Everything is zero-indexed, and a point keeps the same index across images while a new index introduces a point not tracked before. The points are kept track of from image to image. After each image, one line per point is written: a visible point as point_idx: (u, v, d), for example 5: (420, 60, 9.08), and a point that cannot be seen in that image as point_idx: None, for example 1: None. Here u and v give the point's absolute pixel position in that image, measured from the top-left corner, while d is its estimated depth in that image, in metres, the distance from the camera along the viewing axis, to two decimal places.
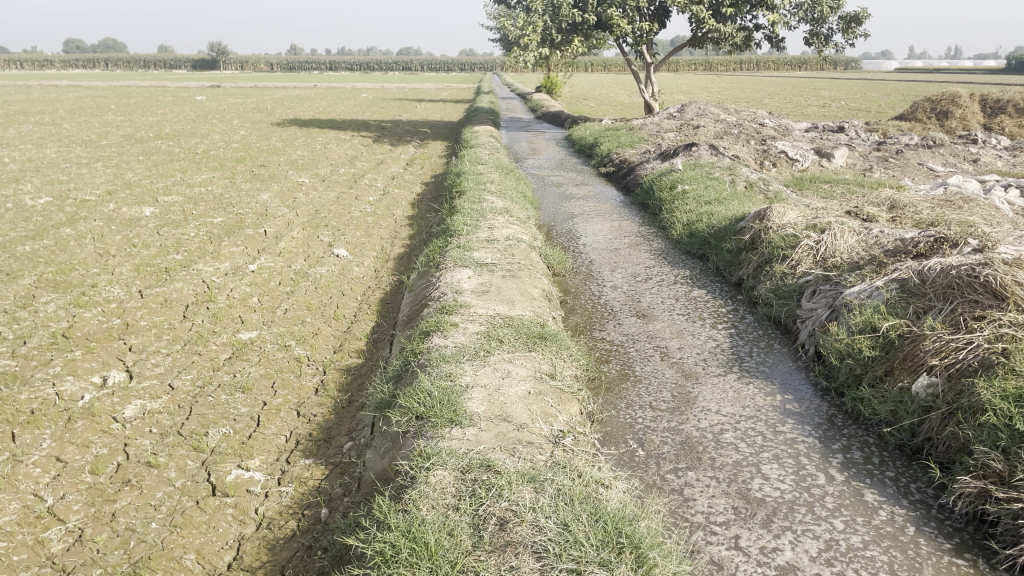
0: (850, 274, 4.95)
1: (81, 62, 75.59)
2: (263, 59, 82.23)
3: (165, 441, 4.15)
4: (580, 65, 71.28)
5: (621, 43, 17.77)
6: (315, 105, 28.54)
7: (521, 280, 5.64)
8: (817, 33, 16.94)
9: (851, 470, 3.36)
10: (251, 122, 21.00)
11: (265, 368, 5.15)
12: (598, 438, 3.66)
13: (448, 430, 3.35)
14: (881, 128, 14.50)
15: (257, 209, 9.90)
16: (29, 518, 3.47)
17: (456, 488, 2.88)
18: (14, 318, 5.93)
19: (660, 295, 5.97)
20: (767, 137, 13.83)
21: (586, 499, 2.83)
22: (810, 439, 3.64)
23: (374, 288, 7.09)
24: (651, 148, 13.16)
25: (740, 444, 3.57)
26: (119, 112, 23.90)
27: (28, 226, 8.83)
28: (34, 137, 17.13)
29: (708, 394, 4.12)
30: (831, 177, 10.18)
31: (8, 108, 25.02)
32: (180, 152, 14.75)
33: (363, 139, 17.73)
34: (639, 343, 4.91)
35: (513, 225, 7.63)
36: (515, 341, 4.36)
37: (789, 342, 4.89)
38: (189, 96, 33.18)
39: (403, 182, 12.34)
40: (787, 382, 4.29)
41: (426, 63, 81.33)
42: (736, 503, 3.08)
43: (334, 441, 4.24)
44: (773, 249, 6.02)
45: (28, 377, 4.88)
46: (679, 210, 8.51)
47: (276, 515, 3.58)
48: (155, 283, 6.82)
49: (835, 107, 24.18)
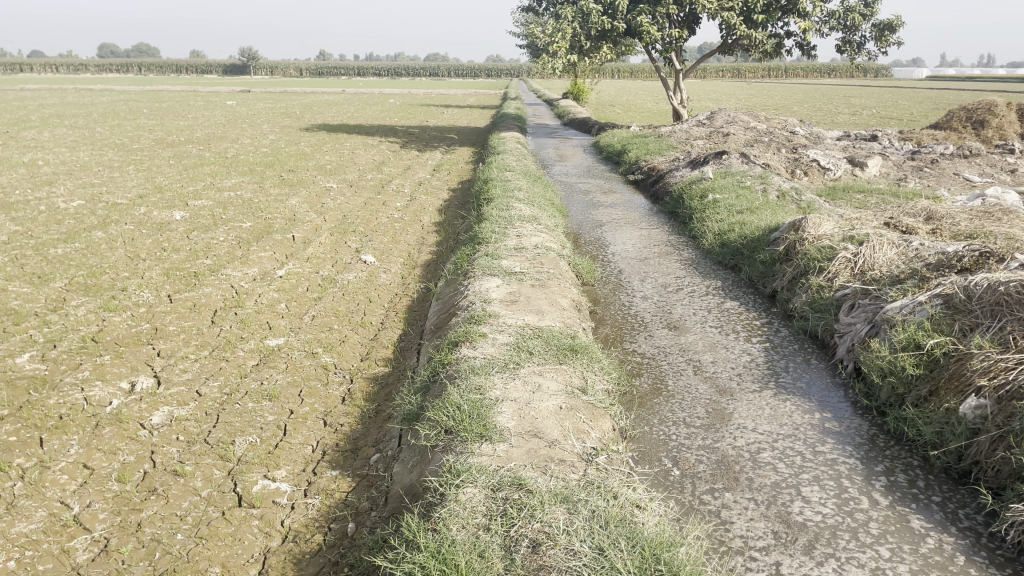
0: (891, 288, 4.81)
1: (115, 66, 76.62)
2: (292, 65, 83.08)
3: (192, 449, 4.12)
4: (608, 72, 71.39)
5: (650, 49, 17.68)
6: (342, 110, 28.62)
7: (550, 290, 5.55)
8: (849, 40, 16.71)
9: (895, 495, 3.24)
10: (280, 127, 21.13)
11: (292, 376, 5.11)
12: (632, 457, 3.57)
13: (478, 445, 3.27)
14: (915, 137, 14.23)
15: (285, 214, 9.91)
16: (55, 527, 3.44)
17: (487, 507, 2.80)
18: (45, 321, 5.97)
19: (691, 306, 5.86)
20: (798, 145, 13.63)
21: (622, 522, 2.73)
22: (851, 460, 3.53)
23: (402, 294, 7.04)
24: (680, 156, 13.02)
25: (778, 464, 3.46)
26: (150, 116, 24.11)
27: (60, 229, 8.92)
28: (68, 140, 17.41)
29: (744, 410, 4.01)
30: (865, 187, 9.97)
31: (44, 111, 25.51)
32: (211, 157, 14.86)
33: (390, 144, 17.78)
34: (670, 356, 4.82)
35: (541, 232, 7.55)
36: (545, 353, 4.27)
37: (826, 358, 4.77)
38: (219, 101, 33.14)
39: (430, 188, 12.31)
40: (825, 399, 4.17)
41: (453, 69, 81.81)
42: (776, 527, 2.98)
43: (361, 452, 4.19)
44: (809, 260, 5.88)
45: (57, 382, 4.90)
46: (710, 220, 8.37)
47: (302, 528, 3.52)
48: (184, 288, 6.83)
49: (869, 115, 23.80)
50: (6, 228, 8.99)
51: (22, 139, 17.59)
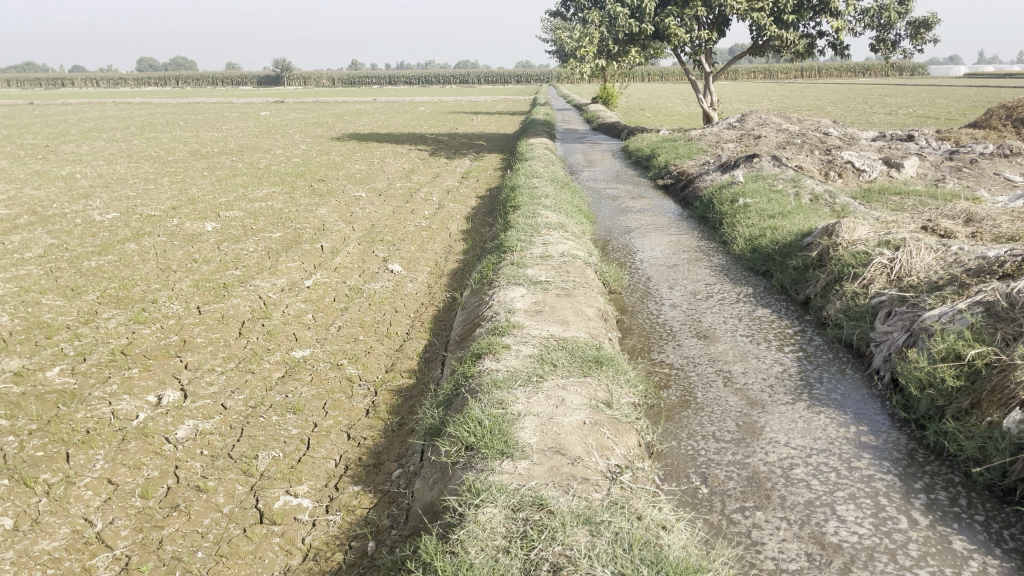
0: (929, 295, 4.64)
1: (152, 78, 78.13)
2: (325, 74, 83.99)
3: (216, 464, 4.10)
4: (638, 75, 71.22)
5: (679, 52, 17.51)
6: (373, 119, 28.80)
7: (576, 299, 5.46)
8: (884, 39, 16.39)
9: (935, 514, 3.10)
10: (311, 136, 21.28)
11: (316, 389, 5.08)
12: (659, 474, 3.47)
13: (498, 462, 3.20)
14: (953, 137, 13.89)
15: (314, 224, 9.95)
16: (77, 545, 3.43)
17: (507, 528, 2.73)
18: (76, 334, 6.03)
19: (721, 314, 5.73)
20: (832, 147, 13.38)
21: (646, 546, 2.63)
22: (889, 477, 3.39)
23: (428, 304, 7.00)
24: (710, 159, 12.85)
25: (812, 481, 3.34)
26: (186, 128, 24.50)
27: (94, 242, 9.05)
28: (105, 153, 17.71)
29: (775, 424, 3.88)
30: (902, 189, 9.74)
31: (84, 125, 25.99)
32: (243, 167, 15.02)
33: (420, 152, 17.82)
34: (700, 366, 4.70)
35: (568, 240, 7.46)
36: (569, 366, 4.19)
37: (862, 368, 4.62)
38: (253, 112, 33.64)
39: (458, 196, 12.28)
40: (861, 412, 4.03)
41: (484, 75, 82.26)
42: (810, 549, 2.87)
43: (383, 467, 4.13)
44: (843, 266, 5.71)
45: (85, 396, 4.91)
46: (741, 225, 8.20)
47: (323, 545, 3.47)
48: (213, 299, 6.86)
49: (905, 114, 23.30)
50: (42, 241, 9.14)
51: (61, 152, 17.94)
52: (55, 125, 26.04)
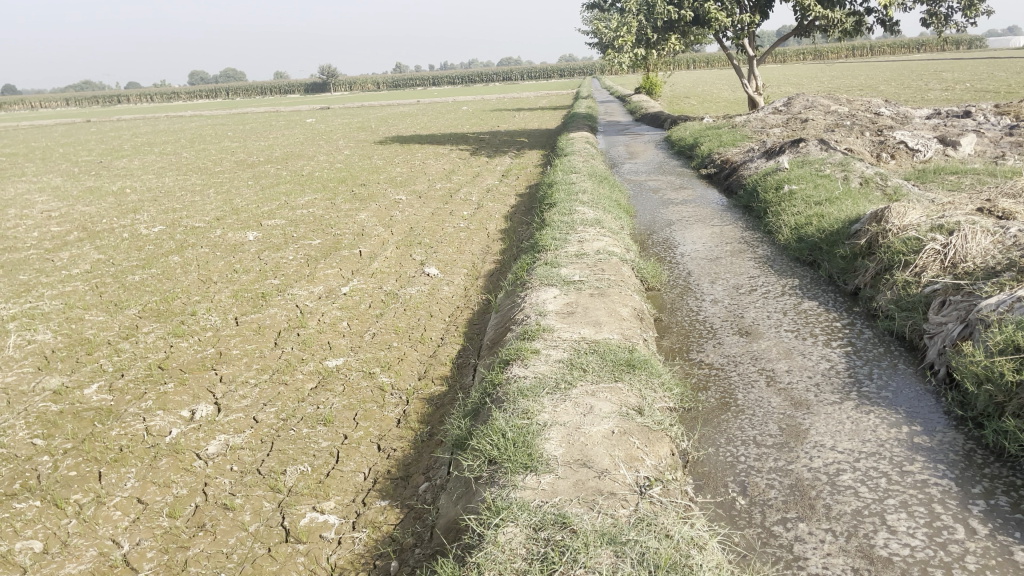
0: (986, 283, 4.35)
1: (204, 91, 80.07)
2: (369, 79, 84.84)
3: (245, 480, 4.05)
4: (681, 62, 70.32)
5: (721, 38, 17.13)
6: (417, 121, 28.85)
7: (610, 299, 5.28)
8: (935, 13, 15.74)
9: (996, 521, 2.85)
10: (355, 142, 21.35)
11: (348, 399, 4.99)
12: (694, 485, 3.28)
13: (521, 477, 3.06)
14: (1013, 110, 13.24)
15: (354, 229, 9.94)
16: (102, 568, 3.40)
17: (528, 549, 2.60)
18: (116, 349, 6.07)
19: (764, 309, 5.47)
20: (884, 126, 12.87)
21: (675, 568, 2.45)
22: (945, 482, 3.14)
23: (463, 308, 6.88)
24: (755, 146, 12.48)
25: (860, 489, 3.12)
26: (234, 139, 24.84)
27: (139, 255, 9.18)
28: (156, 167, 18.04)
29: (821, 426, 3.66)
30: (957, 168, 9.30)
31: (137, 141, 26.57)
32: (287, 175, 15.16)
33: (461, 152, 17.74)
34: (741, 366, 4.48)
35: (604, 236, 7.27)
36: (600, 371, 4.02)
37: (916, 362, 4.34)
38: (301, 120, 34.18)
39: (498, 195, 12.15)
40: (915, 411, 3.77)
41: (526, 72, 82.29)
42: (856, 564, 2.66)
43: (411, 481, 4.02)
44: (893, 254, 5.42)
45: (121, 412, 4.92)
46: (787, 213, 7.89)
47: (347, 564, 3.38)
48: (251, 309, 6.87)
49: (960, 91, 22.47)
50: (90, 257, 9.28)
51: (114, 168, 18.31)
52: (109, 141, 26.72)
